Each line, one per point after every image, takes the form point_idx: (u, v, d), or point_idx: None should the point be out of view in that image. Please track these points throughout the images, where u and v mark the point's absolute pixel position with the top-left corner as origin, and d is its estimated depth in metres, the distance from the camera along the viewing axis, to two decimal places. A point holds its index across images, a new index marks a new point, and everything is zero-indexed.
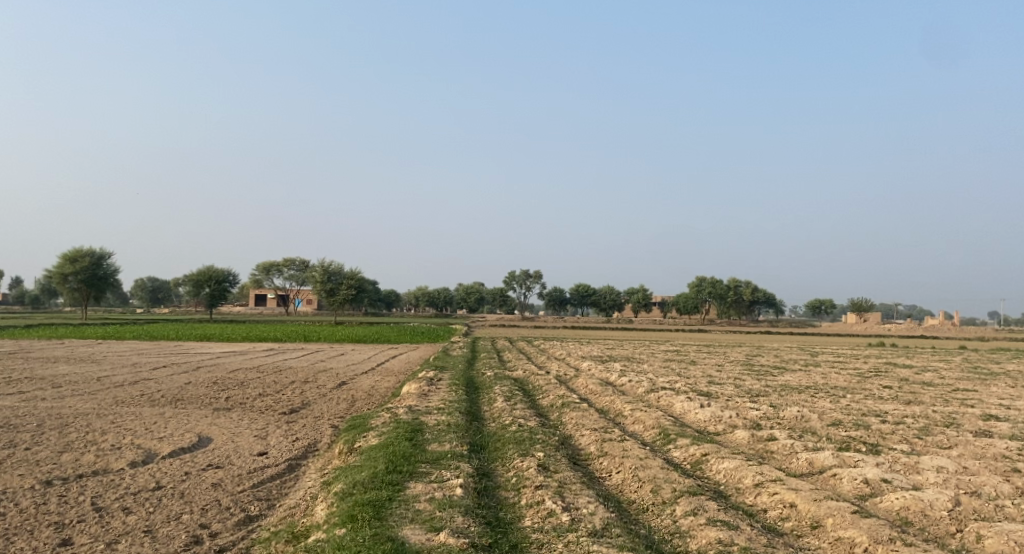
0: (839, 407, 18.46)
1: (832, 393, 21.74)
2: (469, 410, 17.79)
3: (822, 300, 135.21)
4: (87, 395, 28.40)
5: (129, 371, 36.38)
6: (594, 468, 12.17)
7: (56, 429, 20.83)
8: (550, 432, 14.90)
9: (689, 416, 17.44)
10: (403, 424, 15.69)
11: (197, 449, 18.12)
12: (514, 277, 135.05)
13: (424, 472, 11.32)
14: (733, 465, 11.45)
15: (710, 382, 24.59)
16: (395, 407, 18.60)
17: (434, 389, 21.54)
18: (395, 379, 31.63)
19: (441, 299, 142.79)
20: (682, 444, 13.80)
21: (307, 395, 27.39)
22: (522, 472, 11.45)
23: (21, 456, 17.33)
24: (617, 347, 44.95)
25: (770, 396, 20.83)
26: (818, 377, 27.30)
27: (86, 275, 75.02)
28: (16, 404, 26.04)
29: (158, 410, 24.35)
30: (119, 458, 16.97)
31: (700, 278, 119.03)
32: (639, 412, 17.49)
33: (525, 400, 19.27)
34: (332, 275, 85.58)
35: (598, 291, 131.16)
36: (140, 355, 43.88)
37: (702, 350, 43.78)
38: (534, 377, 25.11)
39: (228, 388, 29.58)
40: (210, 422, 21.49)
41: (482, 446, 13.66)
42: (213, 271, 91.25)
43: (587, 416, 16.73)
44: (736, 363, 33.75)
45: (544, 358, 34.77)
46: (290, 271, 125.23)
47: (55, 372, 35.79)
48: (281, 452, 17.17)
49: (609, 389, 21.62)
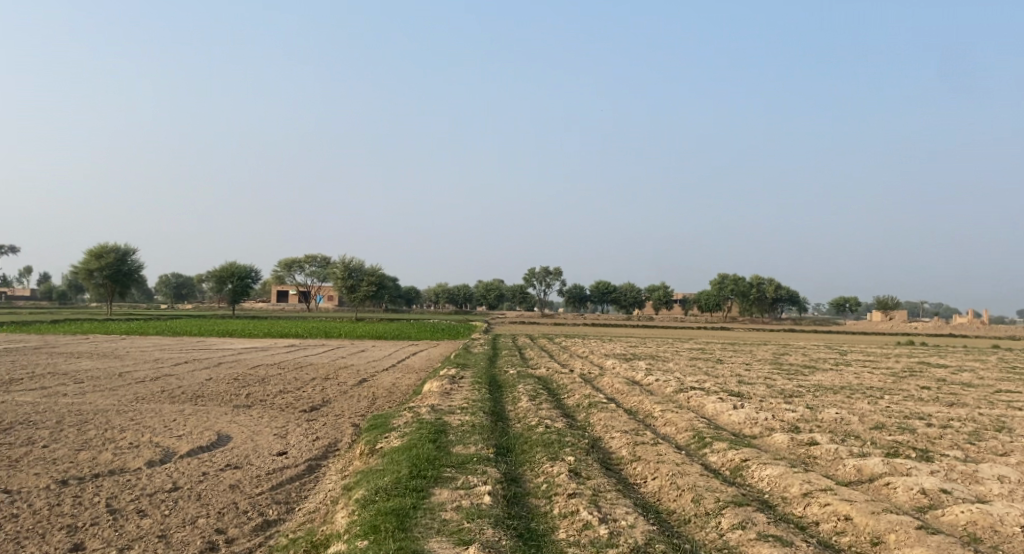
0: (879, 409, 17.68)
1: (869, 394, 20.94)
2: (493, 410, 17.24)
3: (847, 298, 133.12)
4: (108, 391, 28.14)
5: (151, 366, 36.17)
6: (628, 474, 11.56)
7: (75, 426, 20.51)
8: (578, 434, 14.32)
9: (723, 418, 16.77)
10: (426, 425, 15.14)
11: (216, 448, 17.74)
12: (534, 274, 134.55)
13: (447, 477, 10.75)
14: (776, 473, 10.81)
15: (741, 381, 23.84)
16: (417, 406, 18.08)
17: (457, 387, 20.98)
18: (416, 376, 31.14)
19: (461, 296, 142.49)
20: (719, 448, 13.17)
21: (327, 392, 26.98)
22: (552, 479, 10.85)
23: (38, 454, 16.99)
24: (639, 345, 44.15)
25: (805, 397, 20.08)
26: (851, 377, 26.44)
27: (111, 271, 75.28)
28: (38, 400, 25.83)
29: (178, 407, 24.02)
30: (136, 457, 16.58)
31: (722, 275, 117.84)
32: (670, 412, 16.85)
33: (550, 400, 18.70)
34: (353, 271, 85.29)
35: (618, 288, 130.13)
36: (162, 351, 43.81)
37: (727, 348, 42.87)
38: (559, 375, 24.51)
39: (248, 385, 29.24)
40: (230, 420, 21.11)
41: (508, 449, 13.07)
42: (236, 267, 91.38)
43: (616, 416, 16.13)
44: (765, 362, 32.95)
45: (568, 356, 34.15)
46: (312, 268, 125.72)
47: (78, 367, 35.65)
48: (300, 452, 16.73)
49: (636, 388, 20.99)
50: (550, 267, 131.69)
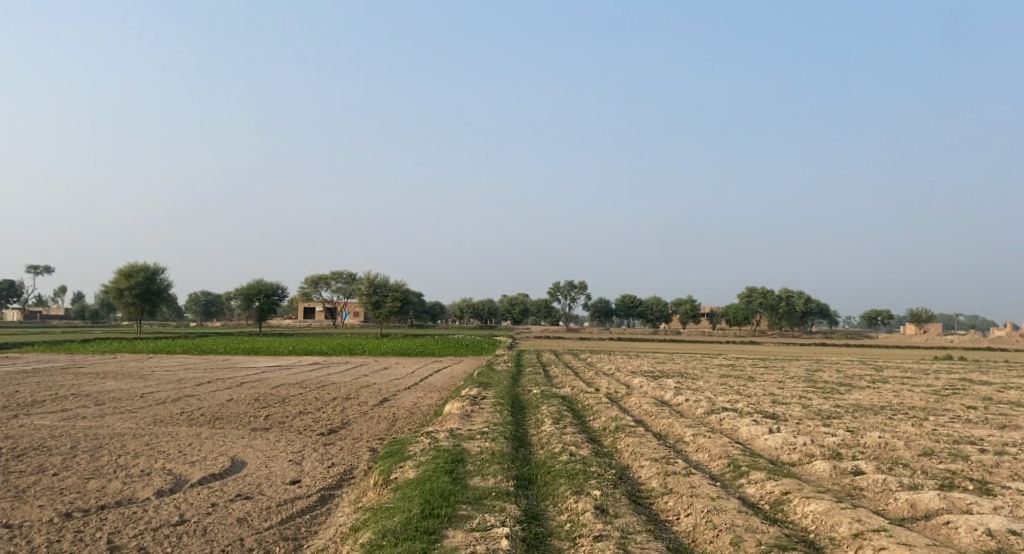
0: (925, 433, 16.62)
1: (912, 415, 19.81)
2: (515, 435, 16.42)
3: (879, 311, 130.74)
4: (127, 414, 27.64)
5: (173, 387, 35.73)
6: (659, 509, 10.72)
7: (89, 452, 19.97)
8: (605, 463, 13.46)
9: (758, 443, 15.83)
10: (443, 454, 14.36)
11: (228, 475, 17.09)
12: (559, 288, 133.63)
13: (462, 517, 10.01)
14: (822, 509, 9.90)
15: (774, 401, 22.78)
16: (435, 430, 17.31)
17: (477, 409, 20.17)
18: (438, 396, 30.35)
19: (485, 311, 141.99)
20: (756, 479, 12.27)
21: (347, 413, 26.29)
22: (577, 517, 10.03)
23: (47, 484, 16.41)
24: (667, 361, 43.03)
25: (844, 418, 19.02)
26: (890, 395, 25.24)
27: (141, 290, 75.51)
28: (56, 423, 25.39)
29: (195, 431, 23.43)
30: (145, 486, 15.93)
31: (751, 288, 116.17)
32: (702, 438, 15.92)
33: (575, 423, 17.83)
34: (377, 287, 84.83)
35: (644, 302, 128.82)
36: (187, 370, 43.47)
37: (758, 365, 41.60)
38: (584, 395, 23.57)
39: (269, 406, 28.66)
40: (246, 444, 20.47)
41: (530, 481, 12.24)
42: (264, 285, 91.31)
43: (644, 442, 15.25)
44: (798, 380, 31.77)
45: (593, 373, 33.17)
46: (337, 284, 126.23)
47: (102, 388, 35.31)
48: (314, 480, 16.03)
49: (665, 410, 20.02)
50: (575, 281, 130.73)
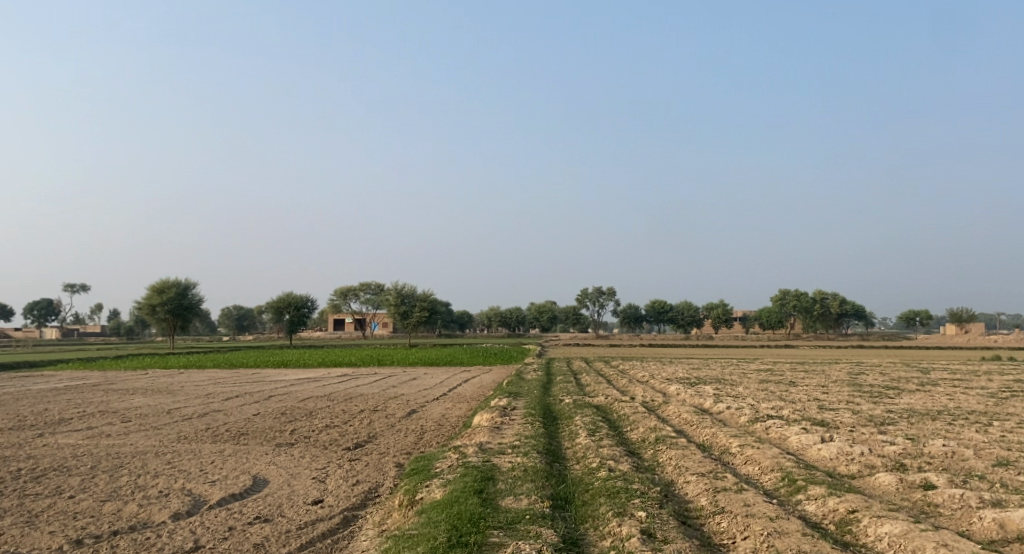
0: (992, 441, 15.45)
1: (975, 419, 18.55)
2: (549, 449, 15.42)
3: (917, 311, 127.85)
4: (152, 431, 26.96)
5: (201, 402, 35.15)
6: (711, 532, 9.70)
7: (110, 472, 19.03)
8: (647, 479, 12.41)
9: (811, 454, 14.67)
10: (472, 471, 13.39)
11: (249, 495, 16.24)
12: (587, 294, 132.27)
13: (493, 545, 9.09)
14: (898, 530, 9.10)
15: (822, 407, 21.55)
16: (464, 445, 16.36)
17: (507, 420, 19.20)
18: (468, 407, 29.40)
19: (513, 320, 140.68)
20: (815, 494, 11.20)
21: (375, 426, 25.43)
22: (622, 544, 9.05)
23: (61, 508, 15.46)
24: (702, 367, 41.69)
25: (901, 425, 17.83)
26: (944, 398, 23.88)
27: (173, 305, 75.47)
28: (80, 442, 24.81)
29: (218, 448, 22.66)
30: (162, 509, 15.00)
31: (784, 291, 113.96)
32: (750, 449, 14.78)
33: (612, 435, 16.77)
34: (406, 298, 84.03)
35: (675, 307, 126.85)
36: (216, 384, 42.93)
37: (797, 368, 40.17)
38: (620, 404, 22.42)
39: (295, 420, 27.91)
40: (269, 461, 19.64)
41: (566, 501, 11.23)
42: (293, 298, 90.99)
43: (688, 455, 14.15)
44: (842, 384, 30.44)
45: (626, 381, 32.08)
46: (366, 295, 126.49)
47: (130, 404, 34.80)
48: (338, 500, 15.14)
49: (706, 418, 18.90)
50: (604, 287, 129.50)
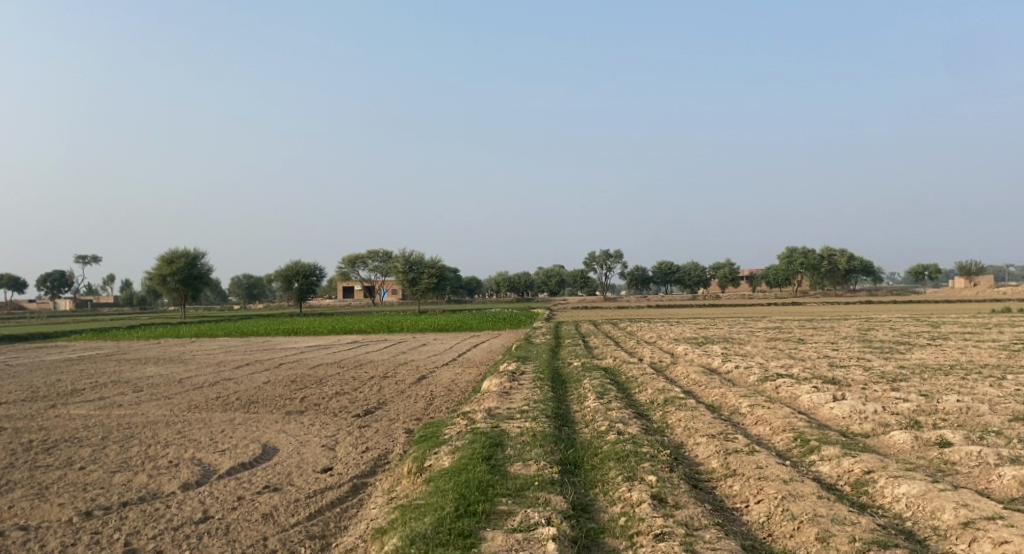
0: (1007, 395, 15.26)
1: (989, 373, 18.35)
2: (558, 413, 15.26)
3: (926, 265, 127.20)
4: (162, 400, 26.92)
5: (211, 371, 35.16)
6: (723, 495, 9.54)
7: (120, 442, 18.73)
8: (657, 441, 12.23)
9: (823, 413, 14.46)
10: (480, 437, 13.25)
11: (259, 463, 16.15)
12: (595, 257, 131.93)
13: (502, 514, 8.96)
14: (916, 491, 8.93)
15: (833, 365, 21.35)
16: (472, 411, 16.21)
17: (516, 385, 19.06)
18: (477, 372, 29.34)
19: (521, 284, 140.58)
20: (829, 455, 11.00)
21: (384, 392, 25.37)
22: (633, 510, 8.89)
23: (71, 480, 15.23)
24: (710, 327, 41.52)
25: (913, 381, 17.64)
26: (955, 353, 23.68)
27: (183, 276, 75.50)
28: (91, 413, 24.79)
29: (228, 416, 22.59)
30: (172, 479, 14.75)
31: (791, 249, 113.55)
32: (761, 409, 14.57)
33: (621, 397, 16.60)
34: (413, 264, 83.91)
35: (682, 267, 126.46)
36: (226, 353, 42.97)
37: (806, 326, 40.01)
38: (628, 366, 22.29)
39: (305, 387, 27.90)
40: (279, 429, 19.56)
41: (575, 466, 11.08)
42: (301, 266, 90.99)
43: (698, 416, 13.95)
44: (851, 340, 30.27)
45: (635, 342, 31.97)
46: (374, 263, 126.53)
47: (142, 374, 34.84)
48: (347, 468, 15.05)
49: (715, 379, 18.72)
50: (611, 250, 129.18)
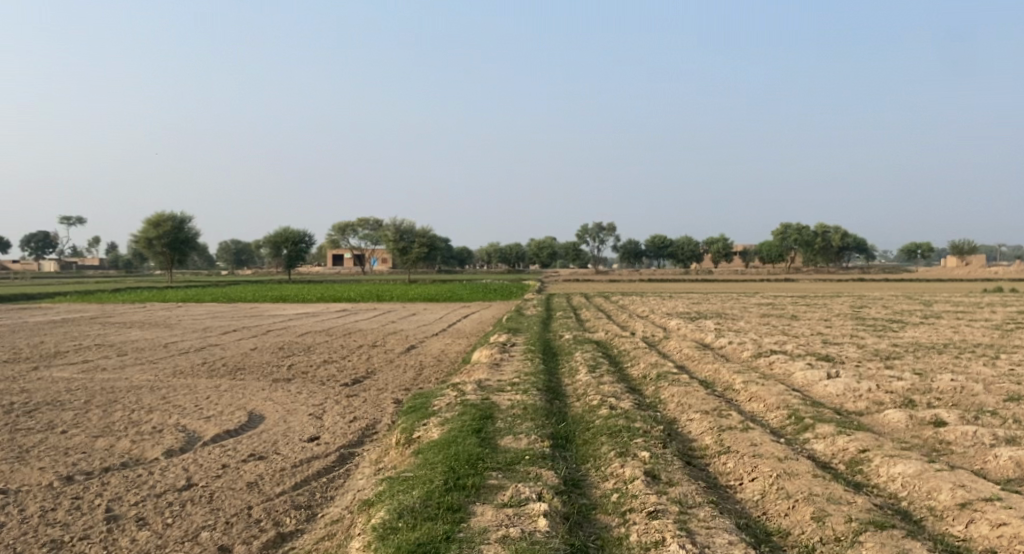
0: (1001, 375, 15.19)
1: (982, 353, 18.30)
2: (550, 386, 15.08)
3: (918, 243, 127.44)
4: (148, 365, 26.61)
5: (198, 336, 34.83)
6: (717, 472, 9.40)
7: (103, 407, 18.45)
8: (650, 417, 12.07)
9: (816, 390, 14.35)
10: (470, 409, 13.06)
11: (245, 431, 15.94)
12: (587, 230, 131.69)
13: (492, 488, 8.79)
14: (912, 471, 8.81)
15: (825, 342, 21.28)
16: (462, 382, 16.02)
17: (507, 356, 18.87)
18: (467, 342, 29.17)
19: (513, 256, 140.30)
20: (824, 433, 10.87)
21: (373, 361, 25.16)
22: (625, 486, 8.73)
23: (53, 444, 14.97)
24: (702, 302, 41.44)
25: (906, 359, 17.55)
26: (948, 332, 23.67)
27: (169, 239, 74.88)
28: (75, 376, 24.47)
29: (215, 383, 22.33)
30: (155, 445, 14.51)
31: (785, 225, 113.35)
32: (755, 385, 14.44)
33: (613, 371, 16.46)
34: (404, 233, 83.44)
35: (675, 241, 126.23)
36: (214, 319, 42.59)
37: (798, 302, 39.97)
38: (620, 340, 22.14)
39: (292, 355, 27.64)
40: (266, 397, 19.34)
41: (567, 440, 10.91)
42: (291, 233, 90.33)
43: (691, 392, 13.80)
44: (844, 317, 30.28)
45: (627, 316, 31.87)
46: (365, 231, 125.88)
47: (128, 338, 34.48)
48: (334, 437, 14.87)
49: (709, 354, 18.59)
50: (603, 223, 128.90)
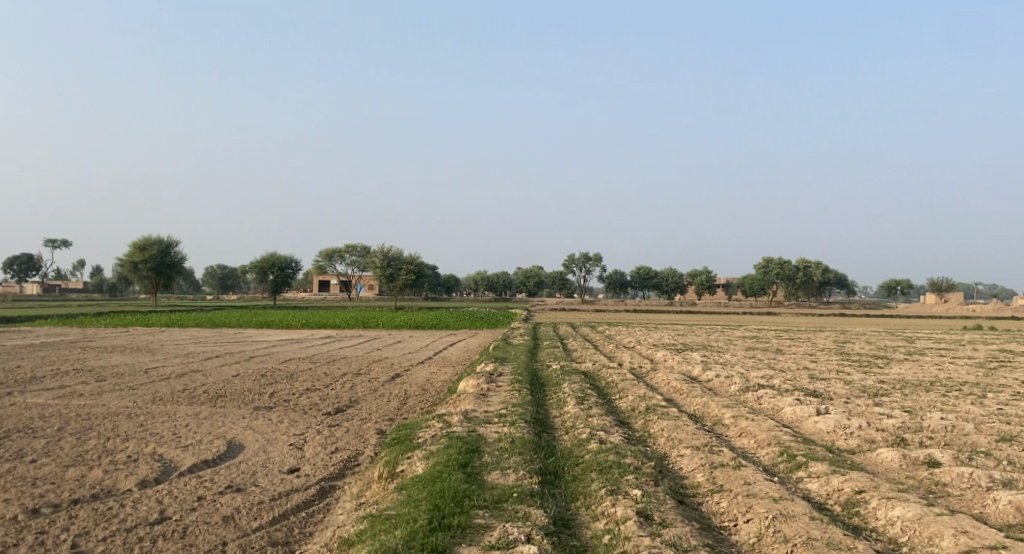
0: (991, 414, 14.99)
1: (971, 391, 18.13)
2: (537, 419, 14.75)
3: (899, 280, 128.23)
4: (126, 391, 26.03)
5: (179, 362, 34.23)
6: (711, 512, 9.10)
7: (77, 435, 17.91)
8: (639, 452, 11.76)
9: (806, 427, 14.10)
10: (456, 442, 12.70)
11: (223, 461, 15.47)
12: (574, 260, 131.74)
13: (478, 527, 8.45)
14: (912, 515, 8.54)
15: (813, 377, 21.08)
16: (447, 413, 15.65)
17: (493, 387, 18.52)
18: (452, 372, 28.78)
19: (499, 284, 140.07)
20: (818, 472, 10.59)
21: (357, 390, 24.72)
22: (617, 528, 8.41)
23: (21, 473, 14.45)
24: (688, 333, 41.23)
25: (895, 396, 17.35)
26: (934, 369, 23.53)
27: (156, 263, 74.10)
28: (50, 402, 23.86)
29: (194, 410, 21.80)
30: (129, 475, 14.03)
31: (768, 258, 113.77)
32: (745, 420, 14.16)
33: (601, 403, 16.14)
34: (391, 260, 83.11)
35: (660, 273, 126.40)
36: (196, 344, 41.97)
37: (783, 336, 39.84)
38: (607, 371, 21.84)
39: (275, 382, 27.14)
40: (246, 426, 18.86)
41: (555, 476, 10.59)
42: (277, 258, 89.77)
43: (681, 427, 13.51)
44: (830, 352, 30.10)
45: (613, 347, 31.60)
46: (352, 257, 125.41)
47: (107, 363, 33.84)
48: (315, 469, 14.45)
49: (697, 387, 18.32)
50: (590, 253, 129.05)
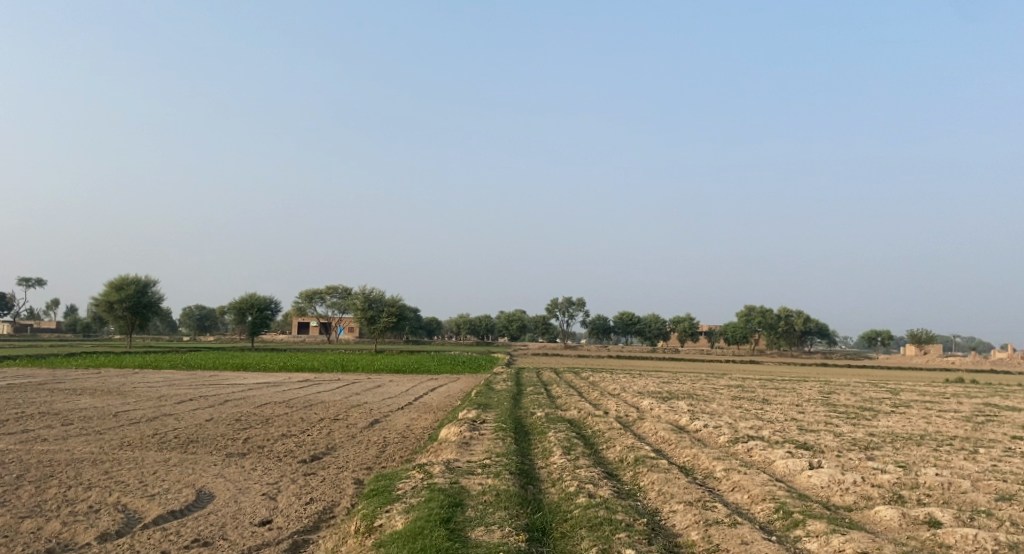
0: (985, 471, 14.59)
1: (964, 446, 17.73)
2: (523, 470, 14.17)
3: (879, 331, 128.78)
4: (92, 436, 25.08)
5: (151, 405, 33.23)
6: None
7: (36, 483, 17.06)
8: (630, 506, 11.25)
9: (800, 481, 13.64)
10: (438, 495, 12.12)
11: (191, 512, 14.73)
12: (557, 304, 131.38)
13: None
14: None
15: (802, 428, 20.64)
16: (429, 463, 15.05)
17: (476, 435, 17.94)
18: (434, 418, 28.07)
19: (482, 328, 139.29)
20: (817, 531, 10.13)
21: (334, 436, 23.99)
22: None
23: None
24: (672, 381, 40.73)
25: (888, 450, 16.92)
26: (923, 422, 23.15)
27: (132, 303, 72.97)
28: (11, 447, 22.90)
29: (163, 457, 20.96)
30: (88, 528, 13.25)
31: (750, 306, 114.04)
32: (737, 474, 13.67)
33: (588, 454, 15.60)
34: (372, 302, 82.35)
35: (642, 319, 126.31)
36: (169, 386, 40.94)
37: (768, 386, 39.42)
38: (592, 419, 21.29)
39: (249, 427, 26.30)
40: (217, 473, 18.10)
41: (543, 533, 10.05)
42: (257, 299, 88.77)
43: (672, 480, 13.00)
44: (815, 403, 29.70)
45: (598, 393, 31.02)
46: (333, 299, 124.41)
47: (75, 406, 32.78)
48: (288, 521, 13.77)
49: (685, 438, 17.82)
50: (573, 298, 128.80)
